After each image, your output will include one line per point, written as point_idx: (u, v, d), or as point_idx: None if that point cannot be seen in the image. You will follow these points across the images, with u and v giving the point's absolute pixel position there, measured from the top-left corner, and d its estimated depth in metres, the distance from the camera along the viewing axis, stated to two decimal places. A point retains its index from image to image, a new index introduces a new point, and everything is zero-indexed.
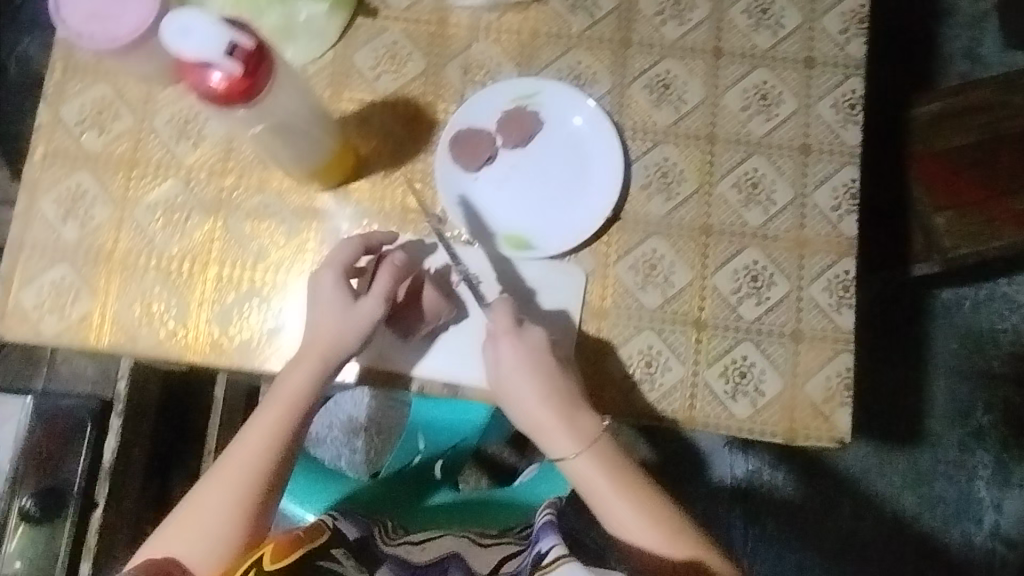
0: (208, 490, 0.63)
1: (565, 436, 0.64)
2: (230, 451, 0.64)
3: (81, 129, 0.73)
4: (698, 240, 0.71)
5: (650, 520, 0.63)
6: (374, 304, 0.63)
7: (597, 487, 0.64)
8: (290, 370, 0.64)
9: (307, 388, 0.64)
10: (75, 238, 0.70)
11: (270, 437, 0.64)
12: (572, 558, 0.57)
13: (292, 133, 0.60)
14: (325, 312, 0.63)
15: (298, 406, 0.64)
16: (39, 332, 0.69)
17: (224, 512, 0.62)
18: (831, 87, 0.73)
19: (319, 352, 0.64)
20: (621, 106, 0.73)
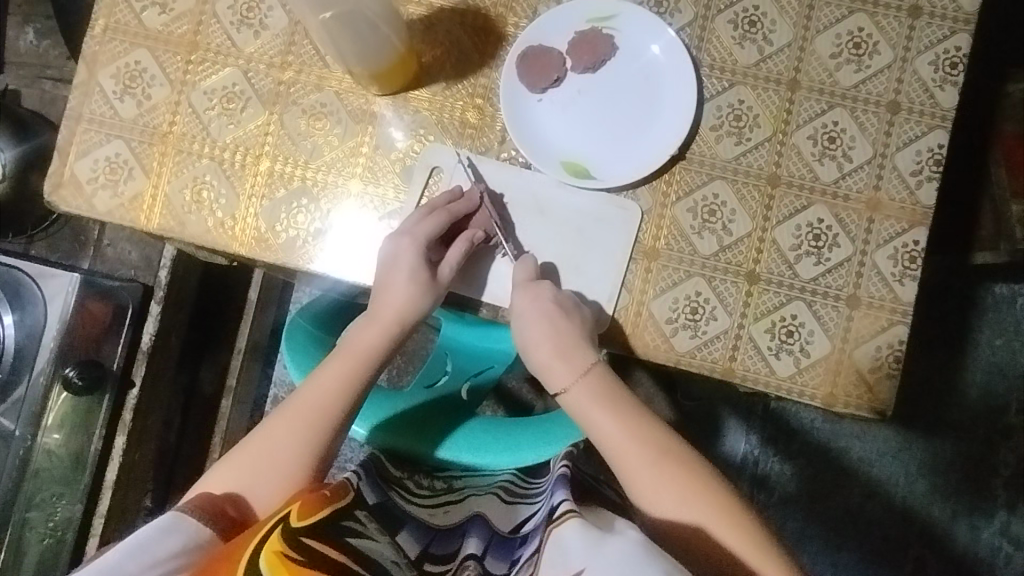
0: (272, 428, 0.60)
1: (561, 368, 0.63)
2: (297, 393, 0.62)
3: (142, 5, 0.71)
4: (764, 190, 0.68)
5: (647, 443, 0.60)
6: (449, 278, 0.65)
7: (596, 417, 0.61)
8: (363, 327, 0.64)
9: (379, 347, 0.64)
10: (133, 116, 0.70)
11: (339, 385, 0.62)
12: (576, 513, 0.54)
13: (360, 24, 0.58)
14: (405, 281, 0.63)
15: (369, 360, 0.63)
16: (93, 206, 0.69)
17: (287, 453, 0.59)
18: (933, 41, 0.68)
19: (395, 316, 0.64)
20: (701, 40, 0.69)
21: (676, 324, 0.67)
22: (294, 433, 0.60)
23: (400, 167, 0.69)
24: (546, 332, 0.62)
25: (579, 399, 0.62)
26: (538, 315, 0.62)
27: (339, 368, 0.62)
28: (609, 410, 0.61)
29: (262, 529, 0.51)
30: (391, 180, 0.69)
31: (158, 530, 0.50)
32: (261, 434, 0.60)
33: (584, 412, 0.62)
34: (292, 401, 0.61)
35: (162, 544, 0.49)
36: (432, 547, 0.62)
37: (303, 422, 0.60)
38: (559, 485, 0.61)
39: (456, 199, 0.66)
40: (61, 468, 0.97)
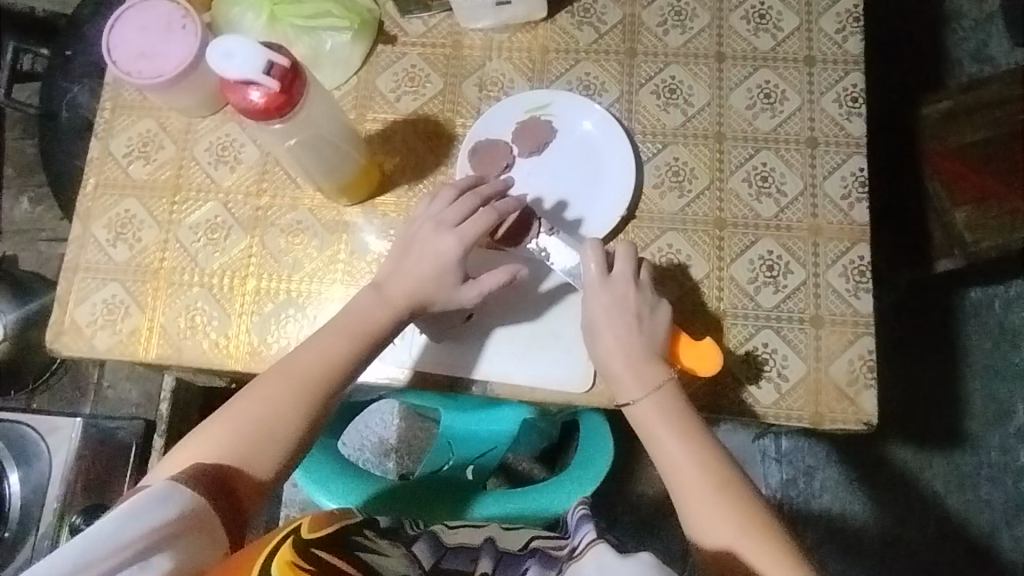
0: (266, 392, 0.61)
1: (630, 380, 0.64)
2: (295, 357, 0.63)
3: (128, 160, 0.79)
4: (712, 234, 0.73)
5: (710, 469, 0.61)
6: (449, 249, 0.65)
7: (659, 432, 0.63)
8: (371, 298, 0.66)
9: (377, 317, 0.65)
10: (126, 258, 0.76)
11: (337, 353, 0.63)
12: (600, 542, 0.58)
13: (322, 146, 0.65)
14: (421, 257, 0.66)
15: (369, 325, 0.65)
16: (93, 347, 0.74)
17: (278, 413, 0.60)
18: (832, 82, 0.76)
19: (405, 297, 0.65)
20: (630, 112, 0.77)
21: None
22: (289, 397, 0.61)
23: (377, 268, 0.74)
24: (621, 341, 0.65)
25: (647, 414, 0.63)
26: (617, 319, 0.65)
27: (339, 339, 0.64)
28: (675, 430, 0.62)
29: (269, 545, 0.56)
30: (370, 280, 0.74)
31: (154, 500, 0.49)
32: (257, 395, 0.61)
33: (650, 430, 0.63)
34: (290, 364, 0.63)
35: (160, 512, 0.49)
36: (444, 561, 0.65)
37: (298, 388, 0.62)
38: (582, 521, 0.63)
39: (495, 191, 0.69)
40: None
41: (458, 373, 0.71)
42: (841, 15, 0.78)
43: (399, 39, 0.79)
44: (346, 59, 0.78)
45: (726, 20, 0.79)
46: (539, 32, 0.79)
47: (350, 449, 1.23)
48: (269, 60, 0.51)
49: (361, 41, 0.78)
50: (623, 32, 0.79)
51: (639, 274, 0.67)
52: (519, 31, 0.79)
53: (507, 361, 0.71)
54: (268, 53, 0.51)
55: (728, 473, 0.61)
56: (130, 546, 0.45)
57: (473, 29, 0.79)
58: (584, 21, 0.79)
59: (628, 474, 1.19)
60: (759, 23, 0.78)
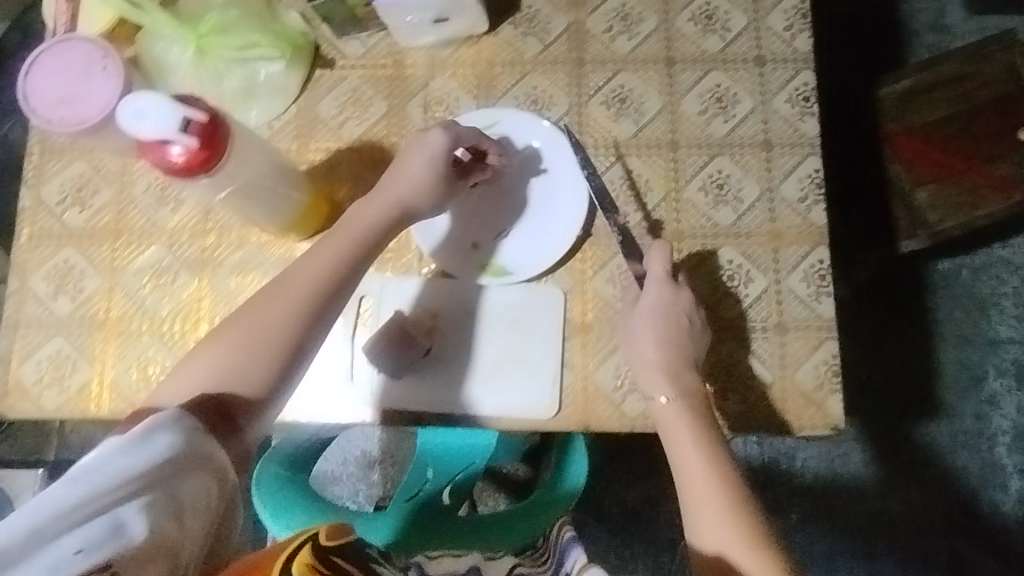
0: (259, 307, 0.61)
1: (659, 372, 0.65)
2: (289, 273, 0.62)
3: (63, 207, 0.75)
4: (672, 246, 0.72)
5: (720, 478, 0.60)
6: (422, 166, 0.65)
7: (679, 436, 0.62)
8: (360, 207, 0.65)
9: (369, 230, 0.64)
10: (69, 311, 0.73)
11: (330, 266, 0.62)
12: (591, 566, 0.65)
13: (259, 192, 0.62)
14: (409, 171, 0.65)
15: (359, 237, 0.64)
16: (42, 406, 0.71)
17: (275, 326, 0.60)
18: (784, 82, 0.75)
19: (396, 203, 0.65)
20: (581, 125, 0.75)
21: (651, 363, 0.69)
22: (281, 311, 0.61)
23: None
24: (655, 342, 0.65)
25: (669, 416, 0.64)
26: (664, 320, 0.65)
27: (330, 253, 0.63)
28: (696, 436, 0.62)
29: (288, 547, 0.52)
30: None
31: (158, 427, 0.52)
32: (250, 313, 0.61)
33: (673, 428, 0.63)
34: (283, 281, 0.62)
35: (165, 443, 0.51)
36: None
37: (289, 303, 0.61)
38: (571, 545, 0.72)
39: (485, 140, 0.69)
40: None
41: (415, 407, 0.69)
42: (789, 12, 0.76)
43: (338, 62, 0.76)
44: (283, 88, 0.75)
45: (674, 23, 0.76)
46: (483, 46, 0.76)
47: (334, 464, 1.22)
48: (185, 117, 0.48)
49: (298, 68, 0.75)
50: (569, 41, 0.76)
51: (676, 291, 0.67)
52: (462, 46, 0.76)
53: (468, 391, 0.70)
54: (184, 109, 0.48)
55: (737, 486, 0.60)
56: (137, 477, 0.48)
57: (415, 47, 0.76)
58: (529, 32, 0.77)
59: (612, 470, 1.19)
60: (707, 23, 0.76)
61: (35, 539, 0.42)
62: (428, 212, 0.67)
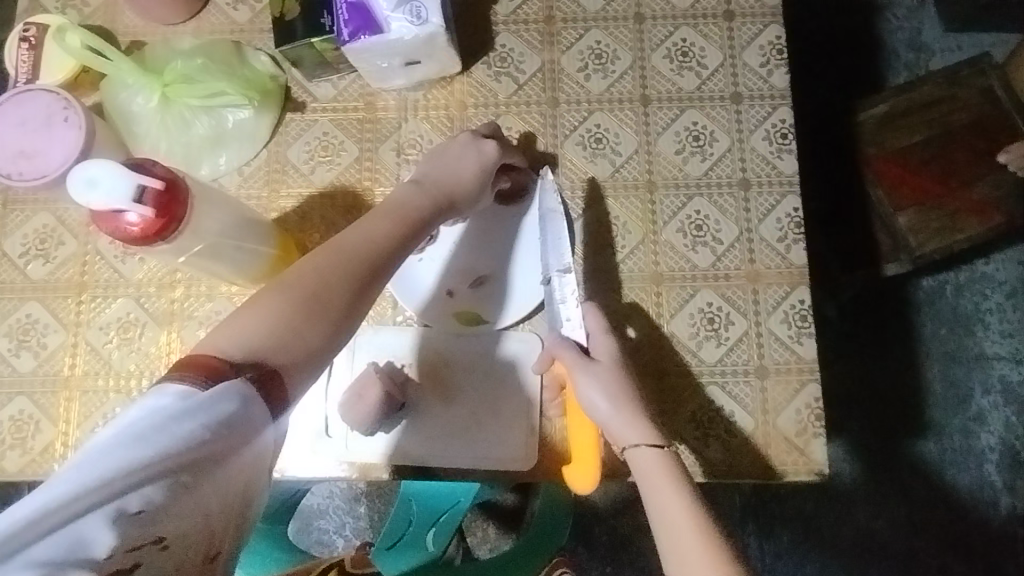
0: (303, 267, 0.50)
1: (625, 424, 0.59)
2: (340, 237, 0.53)
3: (26, 260, 0.73)
4: (651, 290, 0.71)
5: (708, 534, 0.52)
6: (473, 170, 0.63)
7: (654, 482, 0.56)
8: (407, 192, 0.59)
9: (423, 210, 0.58)
10: (32, 368, 0.71)
11: (386, 240, 0.54)
12: None
13: (224, 250, 0.60)
14: (450, 169, 0.62)
15: (411, 215, 0.57)
16: (4, 468, 0.68)
17: (301, 295, 0.49)
18: (761, 119, 0.74)
19: (444, 192, 0.60)
20: (557, 167, 0.74)
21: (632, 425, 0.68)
22: (334, 281, 0.50)
23: None
24: (617, 394, 0.60)
25: (646, 463, 0.57)
26: (620, 372, 0.62)
27: (383, 226, 0.55)
28: (677, 485, 0.55)
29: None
30: None
31: (214, 396, 0.42)
32: (296, 272, 0.50)
33: (653, 486, 0.56)
34: (336, 245, 0.52)
35: (222, 412, 0.42)
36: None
37: (343, 268, 0.51)
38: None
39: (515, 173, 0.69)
40: None
41: (391, 461, 0.67)
42: (764, 47, 0.75)
43: (308, 105, 0.75)
44: (252, 134, 0.73)
45: (648, 60, 0.76)
46: (456, 86, 0.75)
47: (319, 498, 1.20)
48: (139, 185, 0.47)
49: (267, 113, 0.73)
50: (543, 81, 0.75)
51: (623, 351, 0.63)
52: (434, 87, 0.75)
53: (442, 445, 0.67)
54: (137, 176, 0.47)
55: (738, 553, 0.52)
56: (185, 453, 0.40)
57: (386, 89, 0.75)
58: (502, 72, 0.76)
59: (599, 500, 1.17)
60: (682, 61, 0.75)
61: (70, 514, 0.37)
62: (468, 206, 0.63)
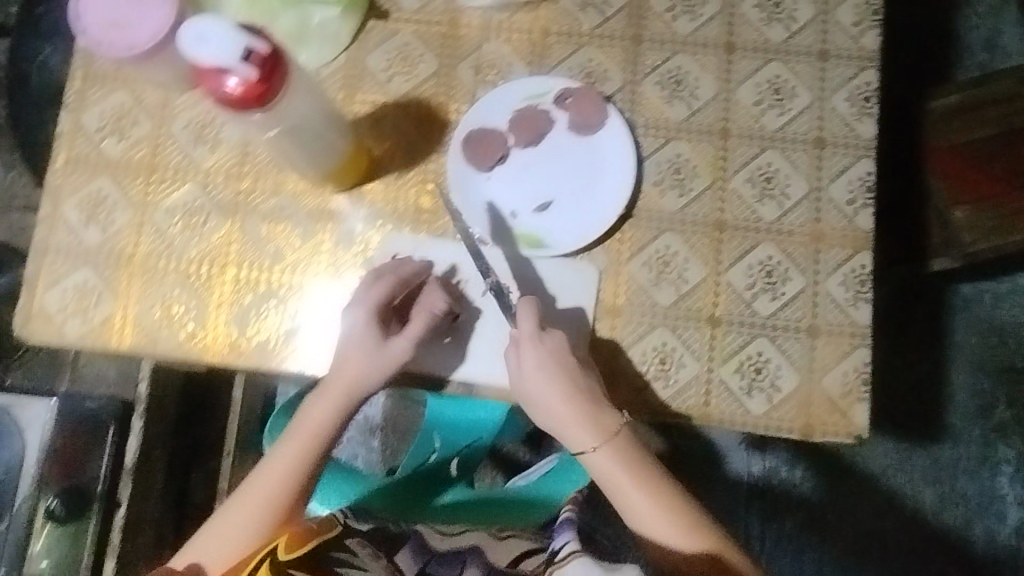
0: (286, 445, 0.69)
1: (580, 429, 0.64)
2: (303, 412, 0.69)
3: (101, 135, 0.74)
4: (712, 237, 0.71)
5: (671, 507, 0.64)
6: (405, 349, 0.66)
7: (616, 477, 0.64)
8: (308, 407, 0.69)
9: (363, 379, 0.66)
10: (98, 242, 0.72)
11: (301, 453, 0.69)
12: (581, 554, 0.65)
13: (306, 134, 0.61)
14: (358, 353, 0.66)
15: (310, 444, 0.69)
16: (64, 335, 0.70)
17: (248, 518, 0.69)
18: (845, 79, 0.73)
19: (344, 387, 0.67)
20: (632, 104, 0.73)
21: (677, 367, 0.68)
22: (266, 496, 0.69)
23: (362, 258, 0.71)
24: (566, 392, 0.64)
25: (604, 462, 0.64)
26: (556, 372, 0.64)
27: (321, 415, 0.68)
28: (633, 473, 0.64)
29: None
30: (354, 273, 0.71)
31: None
32: (264, 468, 0.70)
33: (614, 478, 0.64)
34: (300, 426, 0.69)
35: None
36: (428, 568, 0.76)
37: (263, 508, 0.69)
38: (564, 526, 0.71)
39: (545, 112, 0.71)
40: None
41: (437, 370, 0.69)
42: (858, 8, 0.74)
43: (392, 14, 0.75)
44: (334, 37, 0.73)
45: (738, 8, 0.74)
46: (541, 12, 0.75)
47: None
48: (247, 47, 0.48)
49: (352, 16, 0.73)
50: (629, 17, 0.74)
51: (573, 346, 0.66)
52: (519, 11, 0.75)
53: (488, 360, 0.69)
54: (247, 38, 0.48)
55: (687, 503, 0.65)
56: None
57: (472, 7, 0.75)
58: (589, 3, 0.75)
59: None
60: (772, 12, 0.74)
61: None
62: (394, 336, 0.67)
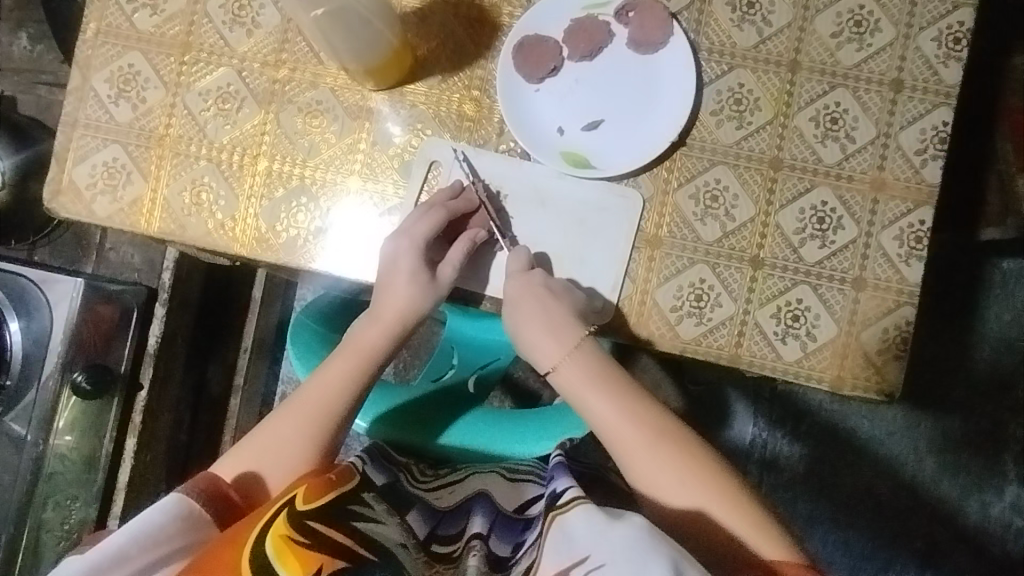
0: (336, 360, 0.63)
1: (549, 347, 0.63)
2: (355, 329, 0.65)
3: (133, 7, 0.70)
4: (766, 174, 0.67)
5: (643, 424, 0.60)
6: (451, 277, 0.64)
7: (580, 388, 0.62)
8: (366, 325, 0.64)
9: (417, 305, 0.64)
10: (129, 119, 0.70)
11: (348, 379, 0.62)
12: (587, 501, 0.54)
13: (354, 20, 0.58)
14: (405, 281, 0.63)
15: (368, 361, 0.63)
16: (93, 212, 0.69)
17: (292, 443, 0.60)
18: (936, 17, 0.67)
19: (396, 315, 0.64)
20: (699, 23, 0.68)
21: (715, 305, 0.66)
22: (296, 428, 0.60)
23: (399, 163, 0.69)
24: (544, 324, 0.62)
25: (571, 378, 0.62)
26: (530, 298, 0.62)
27: (372, 335, 0.64)
28: (602, 389, 0.61)
29: (266, 514, 0.52)
30: (390, 177, 0.68)
31: (158, 513, 0.53)
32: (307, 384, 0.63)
33: (576, 392, 0.62)
34: (356, 342, 0.64)
35: (158, 511, 0.53)
36: (439, 528, 0.61)
37: (303, 420, 0.61)
38: (558, 470, 0.60)
39: (600, 30, 0.66)
40: (75, 471, 0.98)
41: (468, 285, 0.67)
42: None
43: None
44: None
45: None
46: None
47: None
48: None
49: None
50: None
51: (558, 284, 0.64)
52: None
53: None
54: None
55: (663, 420, 0.61)
56: (150, 546, 0.51)
57: None
58: None
59: None
60: None
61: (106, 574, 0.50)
62: (438, 250, 0.66)
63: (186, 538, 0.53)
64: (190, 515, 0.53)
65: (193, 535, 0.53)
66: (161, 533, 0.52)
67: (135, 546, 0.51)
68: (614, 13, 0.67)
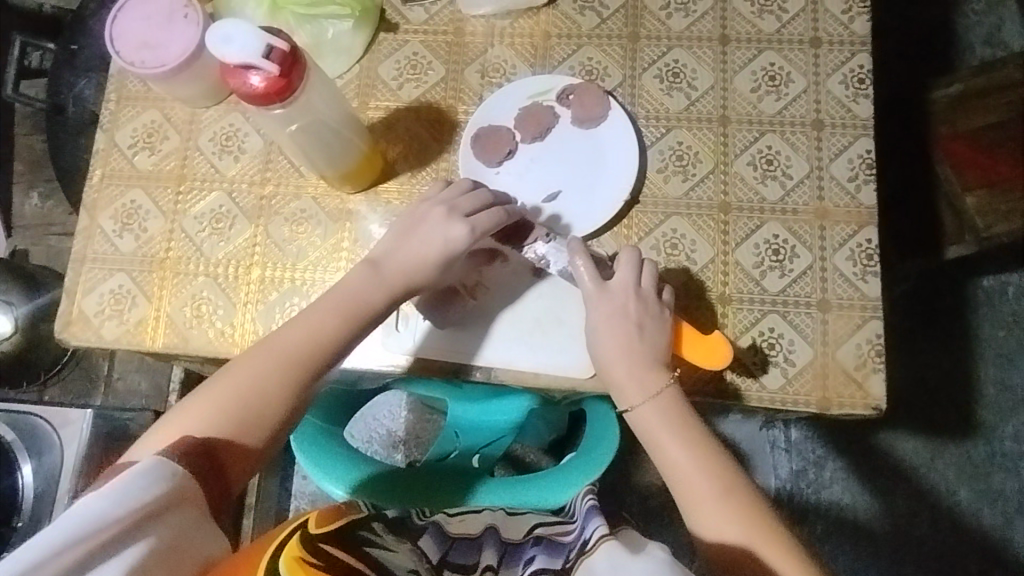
0: (327, 310, 0.63)
1: (625, 387, 0.64)
2: (346, 280, 0.65)
3: (133, 151, 0.79)
4: (717, 218, 0.73)
5: (715, 472, 0.61)
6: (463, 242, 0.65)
7: (657, 433, 0.63)
8: (366, 279, 0.65)
9: (422, 270, 0.66)
10: (132, 248, 0.76)
11: (341, 330, 0.63)
12: (612, 538, 0.56)
13: (324, 133, 0.66)
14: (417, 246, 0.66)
15: (360, 313, 0.64)
16: (101, 336, 0.74)
17: (279, 398, 0.60)
18: (839, 63, 0.75)
19: (399, 275, 0.65)
20: (633, 97, 0.76)
21: None
22: (284, 383, 0.60)
23: None
24: (619, 351, 0.64)
25: (647, 421, 0.63)
26: (619, 328, 0.65)
27: (368, 286, 0.64)
28: (677, 435, 0.63)
29: (279, 538, 0.51)
30: None
31: (141, 474, 0.49)
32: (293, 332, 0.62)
33: (652, 435, 0.63)
34: (351, 294, 0.64)
35: (142, 472, 0.49)
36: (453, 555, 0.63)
37: (287, 370, 0.60)
38: (592, 515, 0.62)
39: (546, 113, 0.74)
40: None
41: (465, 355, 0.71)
42: None
43: (401, 27, 0.79)
44: (348, 48, 0.78)
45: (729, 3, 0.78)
46: (541, 17, 0.79)
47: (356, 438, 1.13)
48: (268, 45, 0.57)
49: (363, 29, 0.78)
50: (626, 17, 0.78)
51: (641, 283, 0.66)
52: (521, 17, 0.79)
53: (507, 345, 0.71)
54: (266, 37, 0.56)
55: (728, 470, 0.62)
56: (138, 508, 0.47)
57: (475, 16, 0.79)
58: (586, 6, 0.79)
59: None
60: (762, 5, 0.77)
61: (85, 546, 0.44)
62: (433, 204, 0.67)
63: (173, 503, 0.49)
64: (178, 475, 0.51)
65: (182, 502, 0.50)
66: (150, 496, 0.48)
67: (121, 509, 0.46)
68: (557, 99, 0.75)
